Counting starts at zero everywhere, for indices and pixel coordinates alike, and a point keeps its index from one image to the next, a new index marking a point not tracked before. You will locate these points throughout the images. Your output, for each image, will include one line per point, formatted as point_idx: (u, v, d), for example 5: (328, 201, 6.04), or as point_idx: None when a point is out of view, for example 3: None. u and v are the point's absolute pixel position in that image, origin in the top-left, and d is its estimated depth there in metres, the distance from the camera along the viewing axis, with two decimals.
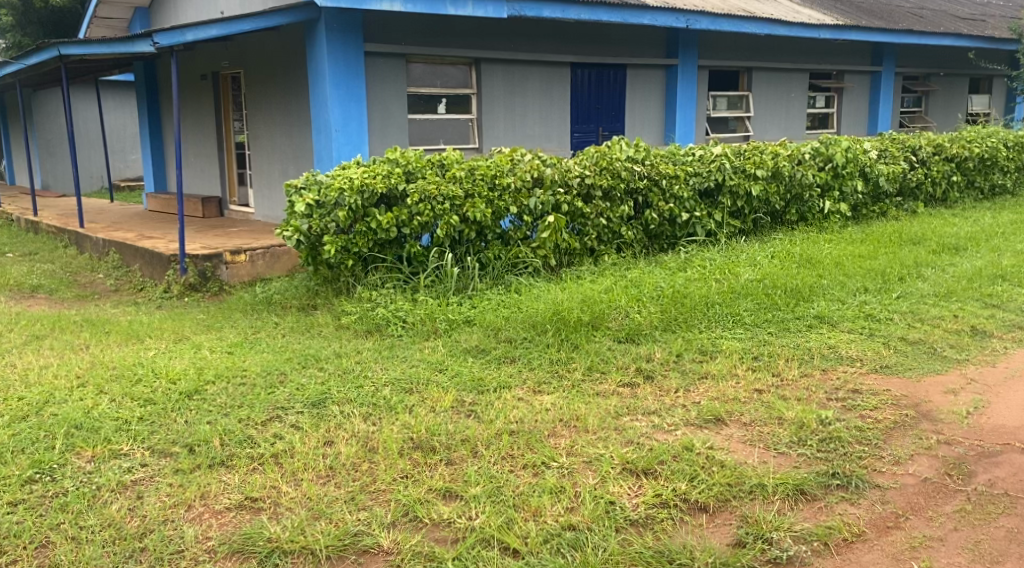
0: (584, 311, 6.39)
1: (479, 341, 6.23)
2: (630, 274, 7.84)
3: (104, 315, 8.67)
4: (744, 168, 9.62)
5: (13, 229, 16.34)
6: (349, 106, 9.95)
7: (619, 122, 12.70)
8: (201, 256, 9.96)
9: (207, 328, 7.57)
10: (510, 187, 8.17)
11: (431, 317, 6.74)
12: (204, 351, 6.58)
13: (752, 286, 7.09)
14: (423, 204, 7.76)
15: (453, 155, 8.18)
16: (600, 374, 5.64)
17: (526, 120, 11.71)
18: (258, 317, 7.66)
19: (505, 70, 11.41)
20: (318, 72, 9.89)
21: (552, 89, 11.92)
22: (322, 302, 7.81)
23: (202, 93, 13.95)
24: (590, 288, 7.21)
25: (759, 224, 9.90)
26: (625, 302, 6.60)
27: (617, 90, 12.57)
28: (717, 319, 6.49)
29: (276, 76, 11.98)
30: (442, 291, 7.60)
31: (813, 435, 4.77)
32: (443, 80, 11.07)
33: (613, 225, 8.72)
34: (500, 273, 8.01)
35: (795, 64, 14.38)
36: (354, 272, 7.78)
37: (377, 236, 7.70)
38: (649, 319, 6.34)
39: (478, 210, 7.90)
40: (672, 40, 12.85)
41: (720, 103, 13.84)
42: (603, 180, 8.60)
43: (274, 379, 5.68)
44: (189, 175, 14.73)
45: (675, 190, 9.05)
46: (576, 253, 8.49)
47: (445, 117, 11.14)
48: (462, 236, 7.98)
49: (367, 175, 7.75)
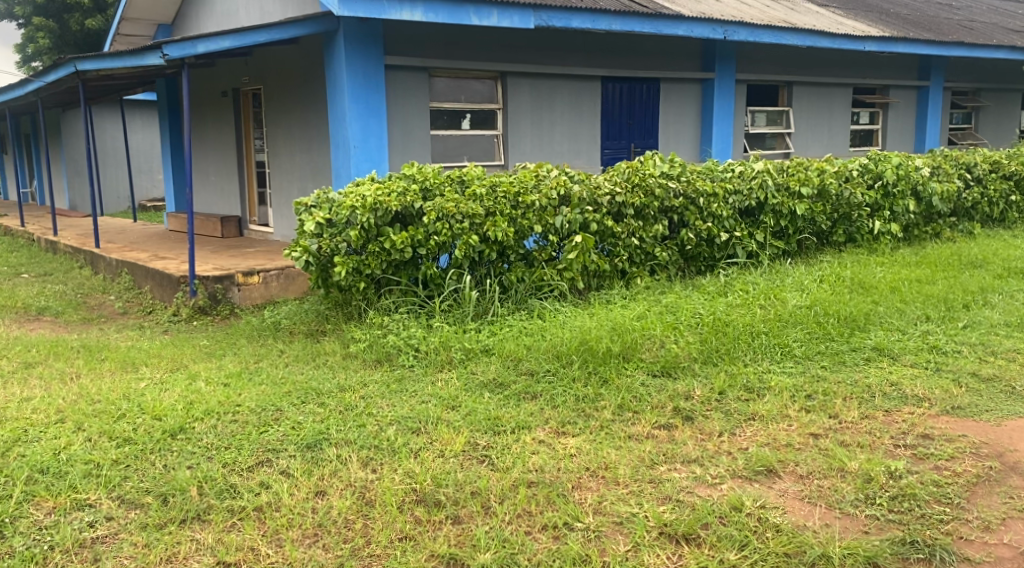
0: (614, 340, 5.74)
1: (496, 373, 5.63)
2: (665, 299, 7.22)
3: (105, 341, 8.16)
4: (786, 186, 8.99)
5: (33, 249, 16.01)
6: (369, 121, 9.44)
7: (652, 138, 12.10)
8: (212, 277, 9.45)
9: (207, 356, 7.03)
10: (535, 205, 7.58)
11: (445, 346, 6.16)
12: (198, 382, 6.02)
13: (801, 313, 6.45)
14: (441, 223, 7.20)
15: (474, 171, 7.62)
16: (633, 414, 5.00)
17: (555, 137, 11.16)
18: (264, 345, 7.11)
19: (533, 84, 10.86)
20: (336, 86, 9.38)
21: (581, 104, 11.35)
22: (332, 328, 7.25)
23: (222, 109, 13.52)
24: (621, 313, 6.60)
25: (803, 245, 9.25)
26: (659, 331, 5.97)
27: (651, 105, 11.97)
28: (763, 352, 5.85)
29: (295, 91, 11.51)
30: (459, 317, 7.04)
31: (883, 492, 4.12)
32: (468, 95, 10.54)
33: (646, 245, 8.12)
34: (523, 296, 7.43)
35: (838, 78, 13.70)
36: (366, 295, 7.21)
37: (391, 257, 7.15)
38: (686, 350, 5.71)
39: (500, 230, 7.32)
40: (708, 53, 12.24)
41: (759, 119, 13.19)
42: (636, 198, 8.00)
43: (268, 416, 5.12)
44: (208, 194, 14.31)
45: (713, 208, 8.43)
46: (606, 275, 7.89)
47: (469, 133, 10.60)
48: (483, 257, 7.41)
49: (381, 192, 7.20)
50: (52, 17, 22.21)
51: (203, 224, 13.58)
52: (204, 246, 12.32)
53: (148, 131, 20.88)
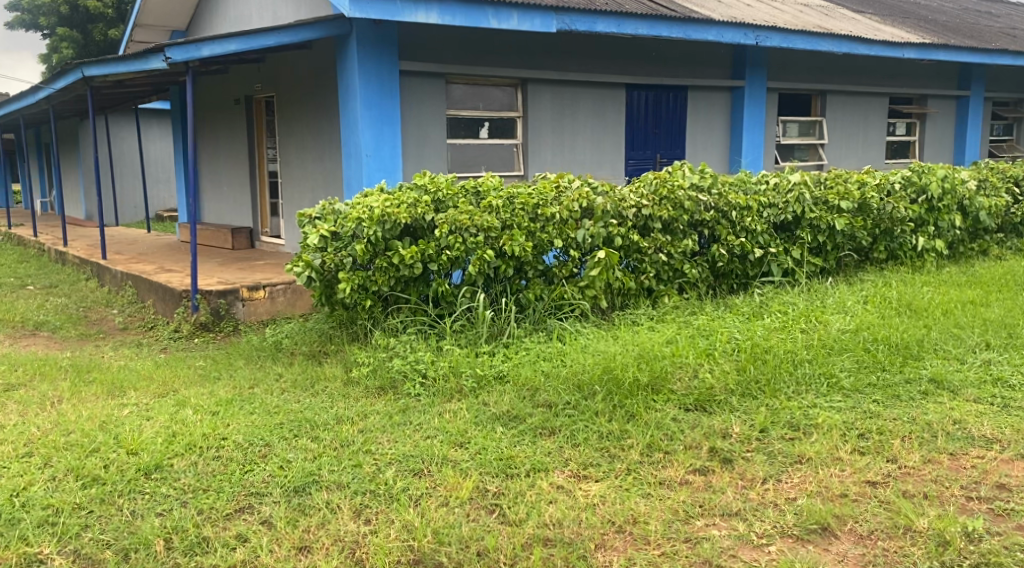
0: (642, 369, 5.17)
1: (510, 404, 5.07)
2: (696, 321, 6.65)
3: (99, 359, 7.67)
4: (825, 200, 8.39)
5: (42, 260, 15.63)
6: (382, 129, 8.94)
7: (679, 149, 11.53)
8: (215, 292, 8.94)
9: (201, 378, 6.52)
10: (555, 218, 7.03)
11: (454, 372, 5.61)
12: (185, 410, 5.51)
13: (847, 339, 5.89)
14: (454, 236, 6.67)
15: (491, 181, 7.09)
16: (662, 455, 4.47)
17: (577, 146, 10.63)
18: (261, 367, 6.60)
19: (555, 91, 10.33)
20: (348, 91, 8.88)
21: (606, 113, 10.81)
22: (336, 349, 6.72)
23: (234, 117, 13.07)
24: (649, 337, 6.04)
25: (843, 262, 8.65)
26: (692, 359, 5.41)
27: (678, 113, 11.41)
28: (807, 385, 5.28)
29: (307, 97, 11.03)
30: (473, 339, 6.50)
31: (962, 558, 3.70)
32: (486, 102, 10.03)
33: (675, 262, 7.53)
34: (541, 316, 6.90)
35: (875, 87, 13.09)
36: (373, 314, 6.70)
37: (400, 273, 6.61)
38: (721, 382, 5.15)
39: (518, 244, 6.77)
40: (739, 60, 11.67)
41: (791, 129, 12.59)
42: (665, 211, 7.43)
43: (255, 452, 4.61)
44: (220, 204, 13.86)
45: (748, 223, 7.86)
46: (632, 293, 7.34)
47: (487, 142, 10.09)
48: (498, 273, 6.87)
49: (389, 203, 6.68)
50: (75, 26, 21.95)
51: (214, 236, 13.15)
52: (212, 258, 11.85)
53: (165, 140, 20.48)
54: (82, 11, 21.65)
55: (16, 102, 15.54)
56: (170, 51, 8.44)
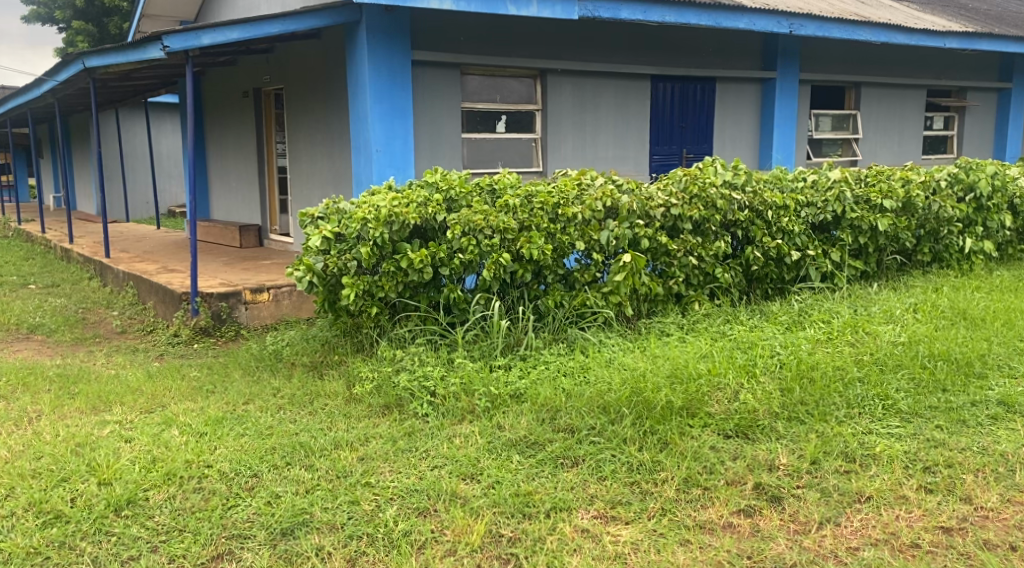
0: (676, 389, 4.63)
1: (527, 429, 4.55)
2: (731, 332, 6.10)
3: (89, 368, 7.18)
4: (867, 198, 7.81)
5: (48, 257, 15.23)
6: (394, 123, 8.42)
7: (706, 144, 10.95)
8: (216, 294, 8.45)
9: (193, 392, 6.01)
10: (577, 219, 6.50)
11: (465, 390, 5.09)
12: (170, 431, 5.01)
13: (900, 353, 5.34)
14: (466, 238, 6.15)
15: (508, 179, 6.56)
16: (701, 493, 4.01)
17: (599, 141, 10.08)
18: (258, 381, 6.08)
19: (576, 83, 9.78)
20: (358, 82, 8.36)
21: (629, 106, 10.25)
22: (339, 360, 6.21)
23: (242, 110, 12.56)
24: (678, 351, 5.50)
25: (885, 265, 8.07)
26: (732, 377, 4.86)
27: (706, 106, 10.82)
28: (860, 408, 4.74)
29: (317, 89, 10.51)
30: (487, 351, 5.96)
31: None
32: (504, 94, 9.48)
33: (706, 265, 6.98)
34: (562, 325, 6.37)
35: (913, 78, 12.44)
36: (380, 322, 6.18)
37: (408, 278, 6.09)
38: (763, 404, 4.62)
39: (536, 248, 6.24)
40: (771, 50, 11.07)
41: (824, 123, 11.95)
42: (696, 211, 6.87)
43: (241, 485, 4.12)
44: (228, 201, 13.38)
45: (785, 223, 7.31)
46: (659, 299, 6.82)
47: (505, 136, 9.53)
48: (515, 278, 6.35)
49: (398, 202, 6.14)
50: (92, 20, 21.57)
51: (221, 233, 12.70)
52: (218, 257, 11.37)
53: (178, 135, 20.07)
54: (96, 4, 21.24)
55: (22, 96, 15.12)
56: (168, 39, 7.87)
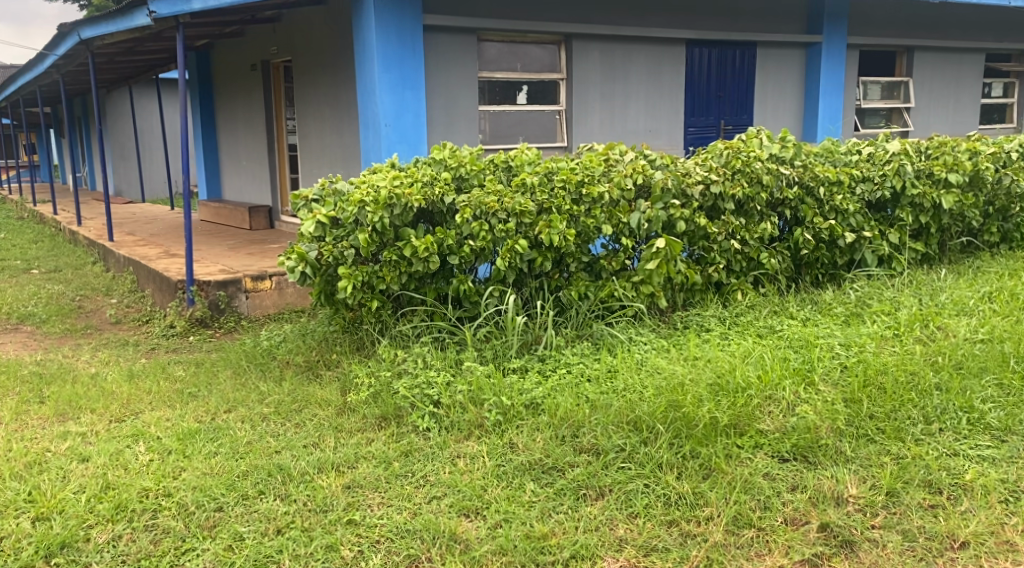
0: (721, 405, 3.95)
1: (543, 449, 3.92)
2: (782, 329, 5.40)
3: (69, 364, 6.54)
4: (929, 172, 7.04)
5: (58, 240, 14.68)
6: (404, 94, 7.70)
7: (745, 115, 10.14)
8: (214, 283, 7.78)
9: (172, 397, 5.35)
10: (604, 199, 5.77)
11: (473, 400, 4.42)
12: (136, 447, 4.35)
13: (982, 350, 4.61)
14: (478, 222, 5.45)
15: (526, 155, 5.86)
16: (757, 533, 3.48)
17: (628, 112, 9.29)
18: (244, 384, 5.40)
19: (604, 49, 8.99)
20: (364, 50, 7.64)
21: (662, 74, 9.45)
22: (336, 360, 5.53)
23: (251, 84, 11.87)
24: (722, 353, 4.79)
25: (949, 246, 7.30)
26: (790, 386, 4.15)
27: (744, 74, 10.00)
28: (941, 423, 4.02)
29: (325, 60, 9.80)
30: (500, 351, 5.24)
31: None
32: (525, 62, 8.71)
33: (749, 250, 6.34)
34: (587, 319, 5.67)
35: (969, 42, 11.51)
36: (382, 317, 5.51)
37: (413, 268, 5.40)
38: (823, 417, 3.93)
39: (557, 233, 5.52)
40: (816, 12, 10.20)
41: (872, 91, 11.13)
42: (739, 188, 6.21)
43: (200, 522, 3.61)
44: (240, 181, 12.77)
45: (838, 201, 6.64)
46: (697, 288, 6.15)
47: (526, 108, 8.77)
48: (534, 267, 5.64)
49: (399, 182, 5.43)
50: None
51: (231, 215, 12.10)
52: (224, 240, 10.73)
53: None
54: None
55: (28, 74, 14.55)
56: (155, 5, 7.48)
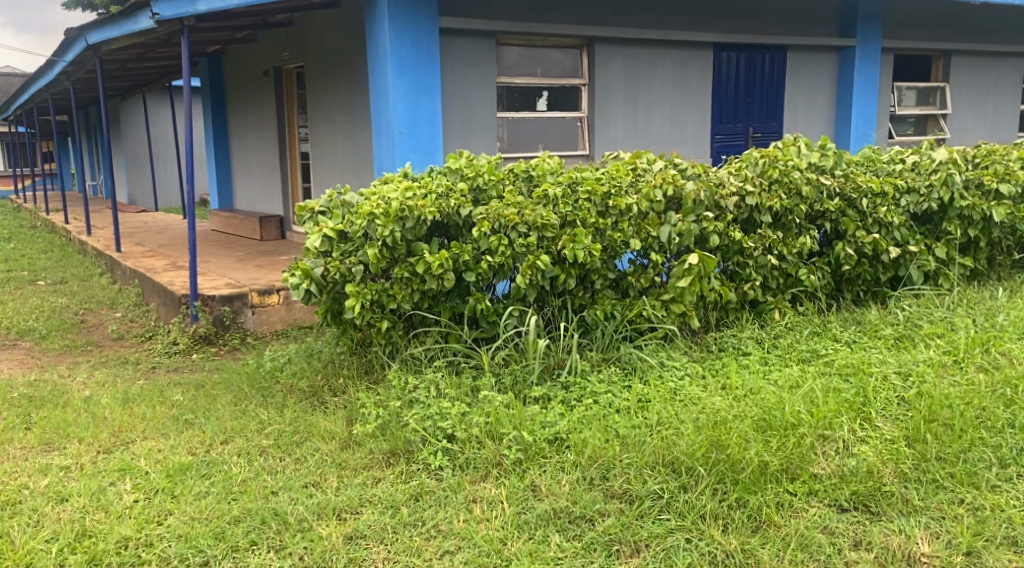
0: (774, 446, 3.75)
1: (569, 495, 3.69)
2: (829, 356, 4.98)
3: (61, 386, 6.13)
4: (978, 182, 6.60)
5: (66, 249, 14.34)
6: (419, 101, 7.31)
7: (774, 122, 9.71)
8: (219, 297, 7.38)
9: (165, 424, 4.94)
10: (632, 212, 5.35)
11: (491, 434, 4.05)
12: (121, 485, 3.95)
13: None
14: (496, 237, 5.05)
15: (547, 164, 5.46)
16: None
17: (653, 119, 8.87)
18: (243, 412, 4.99)
19: (628, 53, 8.58)
20: (377, 56, 7.26)
21: (688, 79, 9.02)
22: (343, 385, 5.11)
23: (263, 91, 11.52)
24: (765, 385, 4.36)
25: (997, 261, 6.85)
26: (848, 419, 3.95)
27: (774, 79, 9.57)
28: (1020, 466, 3.78)
29: (337, 66, 9.43)
30: (521, 377, 4.81)
31: None
32: (546, 66, 8.31)
33: (787, 266, 5.93)
34: (613, 341, 5.25)
35: (1008, 46, 11.02)
36: (392, 338, 5.10)
37: (425, 286, 5.00)
38: (878, 456, 3.75)
39: (581, 248, 5.11)
40: (850, 14, 9.75)
41: (907, 97, 10.66)
42: (776, 200, 5.78)
43: None
44: (252, 190, 12.43)
45: (882, 214, 6.18)
46: (731, 306, 5.75)
47: (547, 115, 8.37)
48: (556, 285, 5.23)
49: (412, 193, 5.02)
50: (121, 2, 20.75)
51: (242, 225, 11.76)
52: (234, 252, 10.36)
53: None
54: None
55: (38, 81, 14.24)
56: (158, 6, 7.20)
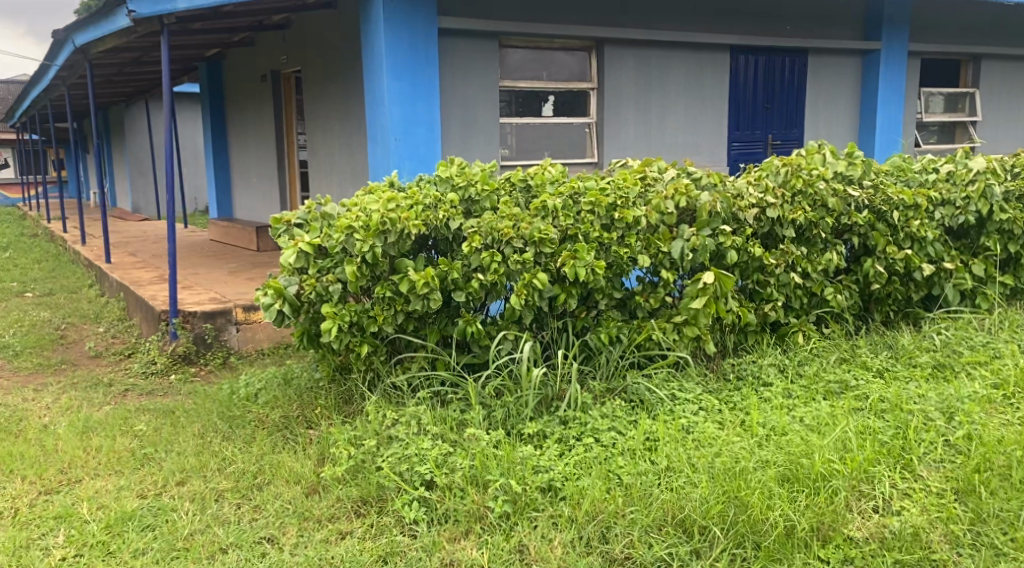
0: (806, 504, 3.42)
1: (560, 559, 3.36)
2: (862, 390, 4.47)
3: (20, 412, 5.63)
4: (1018, 194, 6.08)
5: (61, 259, 13.90)
6: (416, 105, 6.82)
7: (795, 129, 9.19)
8: (201, 314, 6.85)
9: (118, 459, 4.45)
10: (641, 226, 4.86)
11: (474, 481, 3.67)
12: (52, 543, 3.56)
13: None
14: (489, 253, 4.55)
15: (547, 173, 4.97)
16: None
17: (667, 126, 8.36)
18: (207, 449, 4.49)
19: (639, 56, 8.07)
20: (371, 57, 6.77)
21: (704, 84, 8.50)
22: (320, 416, 4.59)
23: (261, 96, 11.06)
24: (794, 430, 3.86)
25: None
26: (886, 465, 3.61)
27: (794, 85, 9.05)
28: None
29: (333, 70, 8.95)
30: (516, 410, 4.29)
31: None
32: (552, 70, 7.81)
33: (811, 284, 5.43)
34: (618, 368, 4.75)
35: None
36: (373, 364, 4.60)
37: (410, 306, 4.50)
38: (921, 510, 3.40)
39: (584, 266, 4.60)
40: (875, 16, 9.21)
41: (934, 103, 10.14)
42: (800, 213, 5.30)
43: None
44: (250, 199, 11.99)
45: (915, 228, 5.65)
46: (751, 329, 5.25)
47: (553, 121, 7.87)
48: (556, 306, 4.73)
49: (396, 204, 4.53)
50: None
51: (238, 235, 11.32)
52: (228, 263, 9.89)
53: None
54: None
55: (33, 87, 13.84)
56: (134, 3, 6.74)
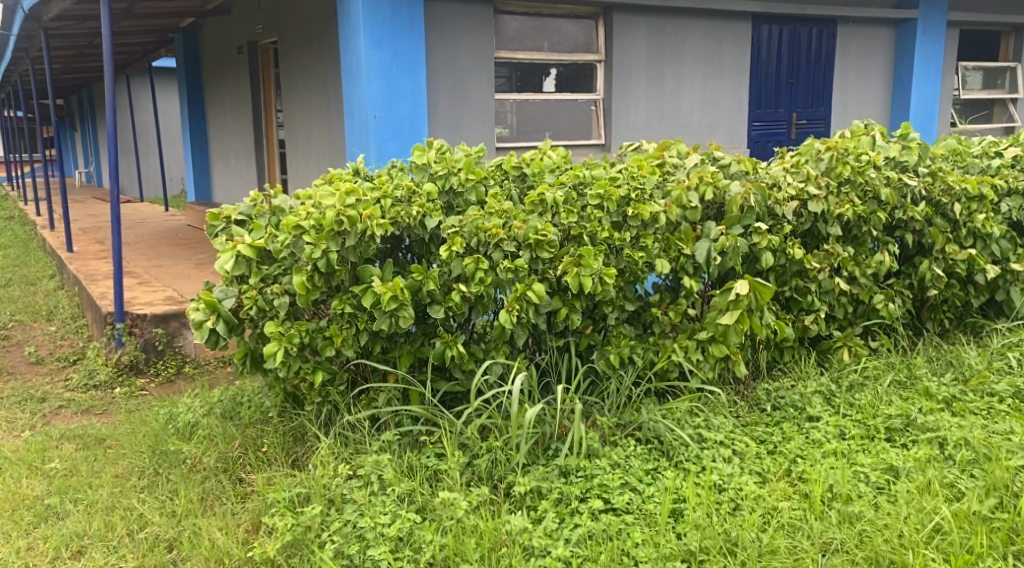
0: None
1: None
2: (939, 435, 3.60)
3: None
4: None
5: (28, 244, 12.97)
6: (399, 77, 5.93)
7: (822, 106, 8.29)
8: (150, 317, 5.84)
9: (11, 513, 3.57)
10: (660, 224, 3.99)
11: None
12: None
13: None
14: (472, 258, 3.68)
15: (546, 159, 4.09)
16: None
17: (681, 102, 7.45)
18: (120, 507, 3.58)
19: (651, 24, 7.16)
20: (347, 22, 5.86)
21: (723, 55, 7.58)
22: (265, 459, 3.73)
23: (237, 69, 10.11)
24: (868, 504, 3.21)
25: None
26: (996, 558, 2.97)
27: (822, 58, 8.14)
28: None
29: (311, 39, 8.02)
30: (505, 458, 3.43)
31: None
32: (554, 40, 6.88)
33: (859, 291, 4.55)
34: (631, 399, 3.88)
35: None
36: (330, 395, 3.74)
37: (374, 325, 3.64)
38: None
39: (590, 276, 3.73)
40: None
41: (973, 79, 9.21)
42: (848, 206, 4.41)
43: None
44: (228, 181, 11.07)
45: (980, 224, 4.76)
46: (788, 345, 4.38)
47: (554, 97, 6.96)
48: (556, 322, 3.86)
49: (359, 197, 3.65)
50: None
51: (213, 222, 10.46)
52: (197, 253, 9.00)
53: None
54: None
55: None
56: None
